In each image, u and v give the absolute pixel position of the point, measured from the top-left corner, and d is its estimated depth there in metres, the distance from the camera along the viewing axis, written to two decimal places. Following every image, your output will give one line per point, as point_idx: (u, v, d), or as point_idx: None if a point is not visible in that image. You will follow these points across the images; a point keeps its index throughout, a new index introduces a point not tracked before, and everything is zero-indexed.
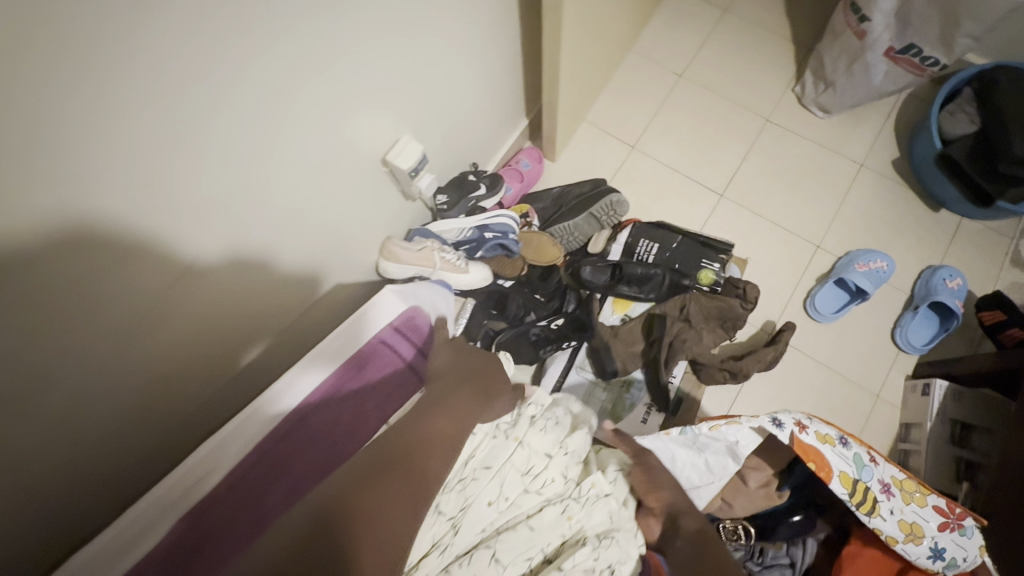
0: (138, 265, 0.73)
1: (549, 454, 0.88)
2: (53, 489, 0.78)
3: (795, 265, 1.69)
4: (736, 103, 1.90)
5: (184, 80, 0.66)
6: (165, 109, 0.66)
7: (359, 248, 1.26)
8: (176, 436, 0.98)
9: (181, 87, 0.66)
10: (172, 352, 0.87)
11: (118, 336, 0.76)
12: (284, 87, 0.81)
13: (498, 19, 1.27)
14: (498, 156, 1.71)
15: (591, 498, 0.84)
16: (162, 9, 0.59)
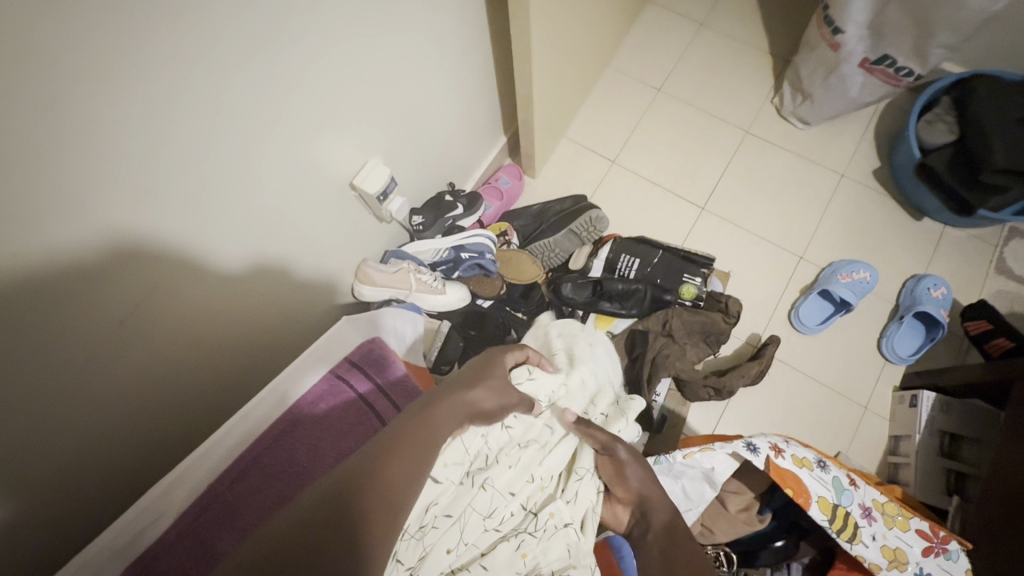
0: (70, 310, 0.68)
1: (510, 492, 0.84)
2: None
3: (778, 277, 1.68)
4: (715, 115, 1.90)
5: (123, 116, 0.63)
6: (103, 148, 0.63)
7: (331, 273, 1.24)
8: None
9: (122, 123, 0.64)
10: (129, 389, 0.84)
11: (57, 387, 0.71)
12: (240, 117, 0.79)
13: (468, 40, 1.26)
14: (476, 174, 1.70)
15: (548, 531, 0.81)
16: (98, 47, 0.57)
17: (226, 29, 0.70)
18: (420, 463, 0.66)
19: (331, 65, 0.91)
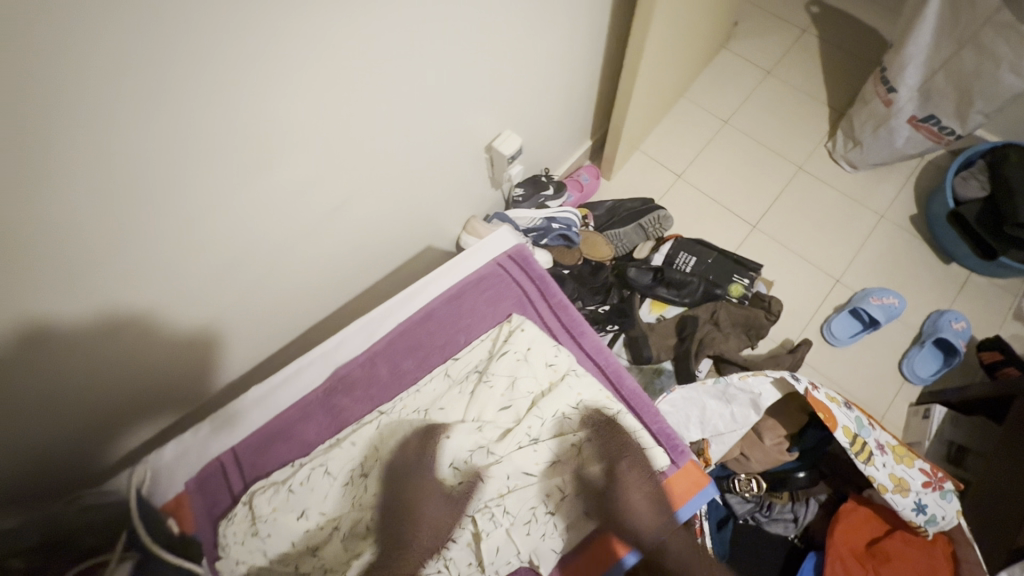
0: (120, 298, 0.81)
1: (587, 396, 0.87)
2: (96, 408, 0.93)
3: (815, 294, 1.90)
4: (772, 150, 2.16)
5: (386, 58, 0.91)
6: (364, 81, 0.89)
7: (448, 218, 1.51)
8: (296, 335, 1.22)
9: (383, 63, 0.91)
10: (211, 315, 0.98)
11: (106, 340, 0.84)
12: (441, 76, 1.08)
13: (587, 51, 1.56)
14: (563, 167, 1.99)
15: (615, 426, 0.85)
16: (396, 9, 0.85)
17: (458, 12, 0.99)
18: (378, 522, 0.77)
19: (502, 49, 1.20)
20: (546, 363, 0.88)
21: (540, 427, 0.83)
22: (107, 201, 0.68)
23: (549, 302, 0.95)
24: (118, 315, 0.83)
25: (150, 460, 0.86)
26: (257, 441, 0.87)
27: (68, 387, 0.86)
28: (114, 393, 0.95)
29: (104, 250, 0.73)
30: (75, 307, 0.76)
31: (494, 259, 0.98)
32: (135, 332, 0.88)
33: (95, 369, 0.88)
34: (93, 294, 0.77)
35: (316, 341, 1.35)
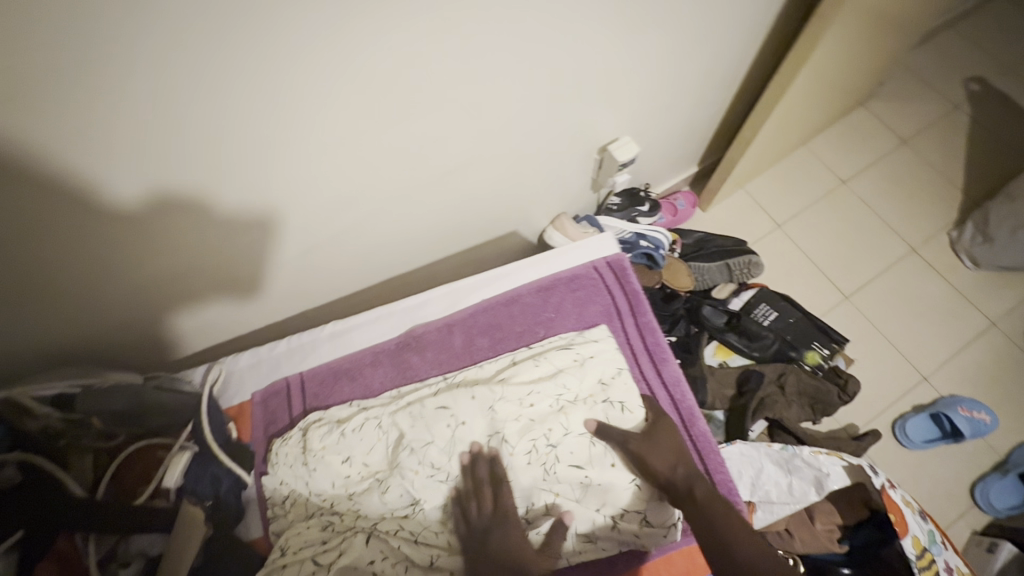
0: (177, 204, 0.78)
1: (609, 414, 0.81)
2: (148, 303, 0.93)
3: (895, 385, 1.75)
4: (887, 224, 2.01)
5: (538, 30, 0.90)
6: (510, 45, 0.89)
7: (540, 209, 1.50)
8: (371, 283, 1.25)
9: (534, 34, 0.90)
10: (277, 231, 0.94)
11: (166, 241, 0.83)
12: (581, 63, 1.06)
13: (726, 75, 1.51)
14: (662, 187, 1.93)
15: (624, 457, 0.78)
16: None
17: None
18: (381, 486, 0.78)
19: (646, 52, 1.17)
20: (596, 383, 0.83)
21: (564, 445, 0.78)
22: (271, 100, 0.72)
23: (637, 319, 0.92)
24: (176, 221, 0.81)
25: (226, 361, 0.90)
26: (326, 373, 0.89)
27: (123, 276, 0.85)
28: (166, 292, 0.93)
29: (160, 150, 0.69)
30: (183, 194, 0.77)
31: (592, 262, 0.96)
32: (195, 236, 0.85)
33: (175, 263, 0.89)
34: (149, 196, 0.75)
35: (384, 297, 1.38)
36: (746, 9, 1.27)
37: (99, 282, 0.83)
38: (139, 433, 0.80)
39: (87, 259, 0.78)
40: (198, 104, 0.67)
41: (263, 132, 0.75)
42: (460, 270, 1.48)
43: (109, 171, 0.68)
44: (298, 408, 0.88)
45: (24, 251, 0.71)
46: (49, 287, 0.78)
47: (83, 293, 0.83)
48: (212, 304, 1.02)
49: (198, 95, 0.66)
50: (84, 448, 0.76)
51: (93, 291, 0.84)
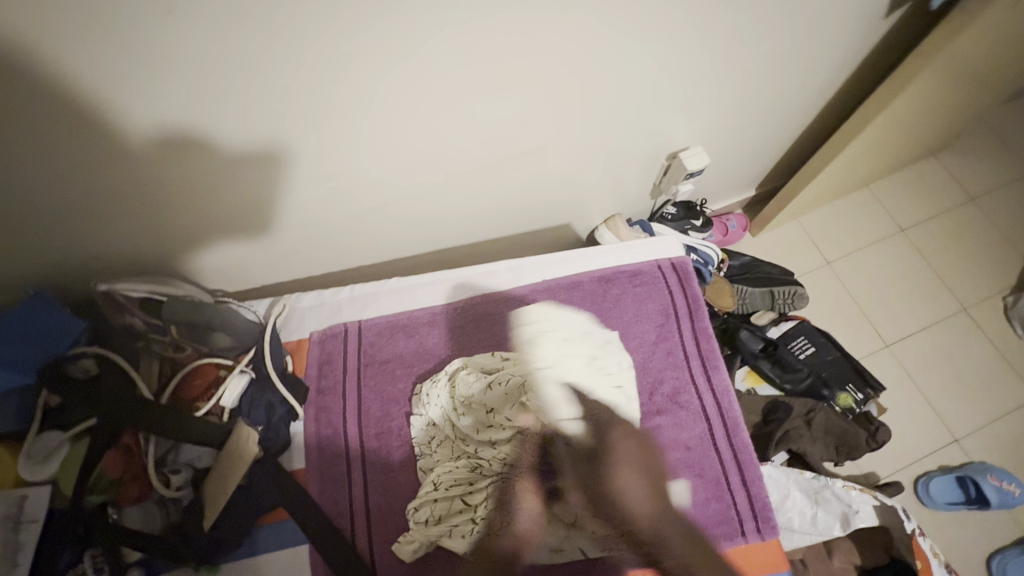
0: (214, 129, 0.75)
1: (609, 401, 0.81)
2: (174, 226, 0.90)
3: (924, 442, 1.71)
4: (941, 279, 1.96)
5: (640, 23, 0.91)
6: (610, 30, 0.89)
7: (596, 205, 1.50)
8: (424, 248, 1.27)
9: (635, 26, 0.91)
10: (324, 170, 0.91)
11: (195, 162, 0.79)
12: (671, 64, 1.06)
13: (806, 104, 1.49)
14: (716, 205, 1.92)
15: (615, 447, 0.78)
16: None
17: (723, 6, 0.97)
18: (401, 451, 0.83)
19: (736, 64, 1.17)
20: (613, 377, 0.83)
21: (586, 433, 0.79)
22: (390, 52, 0.74)
23: (695, 323, 0.93)
24: (208, 143, 0.77)
25: (291, 298, 0.94)
26: (385, 325, 0.92)
27: (148, 193, 0.82)
28: (195, 219, 0.90)
29: (213, 72, 0.67)
30: (229, 124, 0.75)
31: (656, 261, 0.98)
32: (227, 161, 0.81)
33: (205, 191, 0.85)
34: (191, 117, 0.72)
35: (432, 267, 1.40)
36: (843, 37, 1.26)
37: (123, 193, 0.80)
38: (204, 350, 0.83)
39: (113, 168, 0.76)
40: (326, 45, 0.70)
41: (374, 81, 0.78)
42: (508, 252, 1.50)
43: (234, 98, 0.72)
44: (354, 353, 0.90)
45: (141, 160, 0.76)
46: (153, 200, 0.83)
47: (107, 204, 0.81)
48: (243, 236, 0.98)
49: (257, 17, 0.63)
50: (158, 357, 0.82)
51: (116, 203, 0.81)
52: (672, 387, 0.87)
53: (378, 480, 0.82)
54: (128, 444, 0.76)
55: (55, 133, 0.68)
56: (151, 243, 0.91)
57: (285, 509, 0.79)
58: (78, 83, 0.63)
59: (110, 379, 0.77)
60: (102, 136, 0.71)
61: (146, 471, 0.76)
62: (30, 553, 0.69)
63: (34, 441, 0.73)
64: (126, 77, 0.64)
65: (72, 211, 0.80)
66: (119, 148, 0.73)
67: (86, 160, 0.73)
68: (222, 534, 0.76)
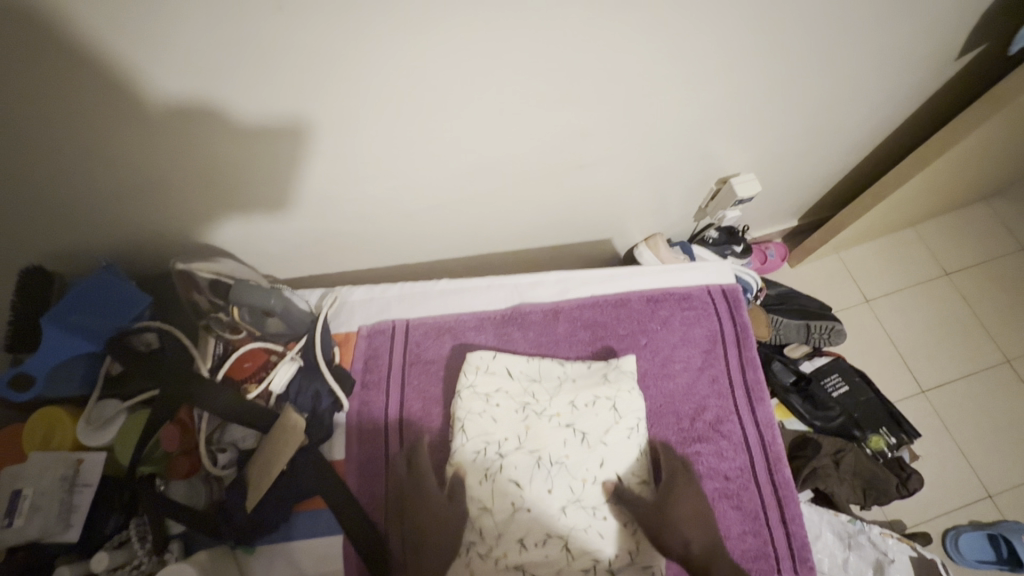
0: (275, 115, 0.76)
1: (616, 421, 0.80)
2: (222, 208, 0.91)
3: (956, 494, 1.66)
4: (984, 327, 1.91)
5: (704, 44, 0.91)
6: (675, 49, 0.90)
7: (638, 223, 1.50)
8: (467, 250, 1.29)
9: (699, 47, 0.92)
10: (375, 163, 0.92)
11: (250, 148, 0.80)
12: (731, 87, 1.07)
13: (860, 138, 1.47)
14: (756, 233, 1.90)
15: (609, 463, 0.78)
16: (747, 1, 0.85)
17: (788, 33, 0.97)
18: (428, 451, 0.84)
19: (794, 92, 1.16)
20: (615, 408, 0.81)
21: (583, 461, 0.78)
22: (468, 53, 0.75)
23: (742, 352, 0.91)
24: (264, 129, 0.78)
25: (342, 291, 0.96)
26: (431, 326, 0.93)
27: (201, 173, 0.82)
28: (241, 202, 0.91)
29: (286, 61, 0.68)
30: (294, 110, 0.76)
31: (707, 286, 0.97)
32: (280, 148, 0.82)
33: (255, 176, 0.86)
34: (257, 102, 0.73)
35: (471, 269, 1.41)
36: (910, 73, 1.24)
37: (177, 172, 0.81)
38: (257, 334, 0.85)
39: (170, 147, 0.76)
40: (413, 46, 0.72)
41: (451, 84, 0.80)
42: (546, 262, 1.50)
43: (319, 92, 0.74)
44: (399, 350, 0.91)
45: (225, 149, 0.79)
46: (227, 185, 0.86)
47: (159, 181, 0.82)
48: (287, 223, 0.99)
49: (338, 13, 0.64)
50: (215, 333, 0.84)
51: (168, 180, 0.82)
52: (715, 415, 0.86)
53: None
54: (181, 419, 0.78)
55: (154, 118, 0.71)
56: (195, 222, 0.92)
57: (322, 498, 0.81)
58: (180, 71, 0.66)
59: (171, 352, 0.79)
60: (192, 125, 0.74)
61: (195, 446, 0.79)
62: (81, 518, 0.71)
63: (95, 407, 0.77)
64: (204, 61, 0.65)
65: (151, 191, 0.83)
66: (205, 137, 0.76)
67: (172, 145, 0.76)
68: (263, 515, 0.77)
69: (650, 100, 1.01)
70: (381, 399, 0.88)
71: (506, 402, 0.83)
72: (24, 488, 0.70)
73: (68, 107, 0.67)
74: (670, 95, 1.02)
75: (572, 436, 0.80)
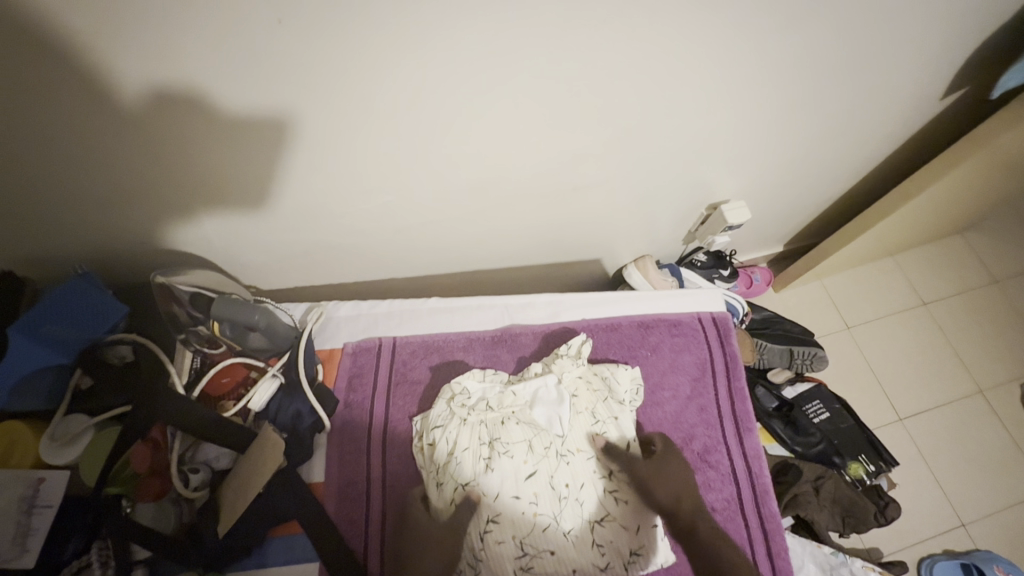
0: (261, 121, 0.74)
1: (512, 442, 0.78)
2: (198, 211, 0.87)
3: (931, 522, 1.68)
4: (958, 357, 1.95)
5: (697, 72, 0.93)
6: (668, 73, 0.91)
7: (629, 244, 1.51)
8: (456, 264, 1.28)
9: (692, 75, 0.93)
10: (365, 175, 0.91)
11: (223, 145, 0.76)
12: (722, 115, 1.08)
13: (846, 170, 1.51)
14: (741, 257, 1.92)
15: (522, 486, 0.76)
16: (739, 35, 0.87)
17: (777, 68, 1.00)
18: (405, 474, 0.82)
19: (783, 124, 1.19)
20: (506, 425, 0.80)
21: (500, 481, 0.75)
22: (466, 72, 0.76)
23: (731, 381, 0.91)
24: (243, 128, 0.74)
25: (327, 306, 0.94)
26: (420, 345, 0.91)
27: (171, 167, 0.78)
28: (214, 204, 0.86)
29: (283, 71, 0.67)
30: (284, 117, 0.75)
31: (697, 313, 0.97)
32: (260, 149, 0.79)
33: (233, 177, 0.82)
34: (249, 108, 0.72)
35: (461, 285, 1.40)
36: (896, 110, 1.28)
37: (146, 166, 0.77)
38: (238, 349, 0.82)
39: (140, 139, 0.72)
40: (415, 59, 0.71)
41: (449, 96, 0.79)
42: (537, 279, 1.49)
43: (316, 104, 0.74)
44: (386, 369, 0.89)
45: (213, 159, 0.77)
46: (217, 193, 0.84)
47: (123, 172, 0.77)
48: (268, 229, 0.96)
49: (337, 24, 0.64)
50: (193, 347, 0.81)
51: (133, 173, 0.78)
52: (703, 445, 0.85)
53: (395, 504, 0.80)
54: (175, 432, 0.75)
55: (142, 123, 0.70)
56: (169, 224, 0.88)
57: (299, 523, 0.78)
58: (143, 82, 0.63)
59: None
60: (172, 121, 0.71)
61: (182, 467, 0.76)
62: (37, 545, 0.66)
63: (60, 423, 0.73)
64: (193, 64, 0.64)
65: (135, 195, 0.81)
66: (197, 145, 0.75)
67: (162, 151, 0.75)
68: (236, 539, 0.74)
69: (644, 126, 1.02)
70: (365, 420, 0.86)
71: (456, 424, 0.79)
72: None
73: (55, 108, 0.65)
74: (667, 120, 1.03)
75: (482, 451, 0.77)
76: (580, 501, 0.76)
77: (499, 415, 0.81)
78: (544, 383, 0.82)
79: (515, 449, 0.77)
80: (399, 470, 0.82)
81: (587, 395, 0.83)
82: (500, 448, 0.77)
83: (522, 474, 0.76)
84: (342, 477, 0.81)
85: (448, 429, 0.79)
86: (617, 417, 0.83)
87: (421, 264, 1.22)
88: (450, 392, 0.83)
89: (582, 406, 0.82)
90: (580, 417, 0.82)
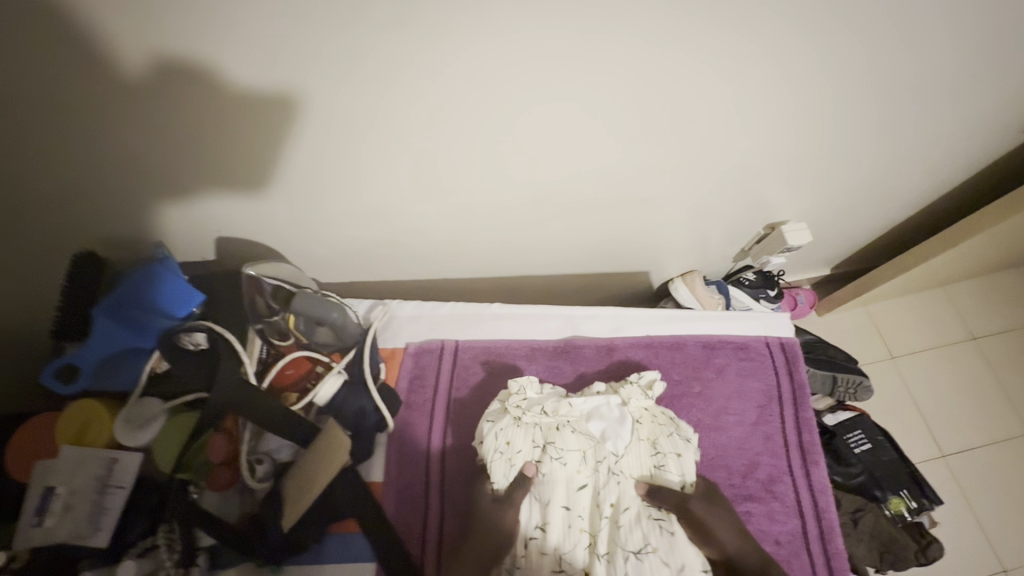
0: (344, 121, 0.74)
1: (568, 449, 0.77)
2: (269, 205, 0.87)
3: (971, 565, 1.62)
4: (1008, 396, 1.89)
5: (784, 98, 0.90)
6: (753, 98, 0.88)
7: (679, 259, 1.48)
8: (509, 269, 1.27)
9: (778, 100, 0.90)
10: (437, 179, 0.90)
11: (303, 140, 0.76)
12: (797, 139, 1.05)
13: (910, 197, 1.46)
14: (787, 277, 1.88)
15: (570, 492, 0.75)
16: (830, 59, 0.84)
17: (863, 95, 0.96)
18: (464, 482, 0.81)
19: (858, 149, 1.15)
20: (563, 431, 0.79)
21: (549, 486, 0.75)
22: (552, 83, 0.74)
23: (797, 411, 0.89)
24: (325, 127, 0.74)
25: (392, 304, 0.93)
26: (482, 350, 0.90)
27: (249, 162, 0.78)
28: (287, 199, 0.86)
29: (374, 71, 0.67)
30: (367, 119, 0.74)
31: (765, 337, 0.95)
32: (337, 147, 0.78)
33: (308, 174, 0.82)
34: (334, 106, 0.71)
35: (509, 290, 1.39)
36: (968, 141, 1.25)
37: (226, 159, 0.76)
38: (305, 342, 0.83)
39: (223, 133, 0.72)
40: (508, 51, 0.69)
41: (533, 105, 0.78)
42: (584, 288, 1.48)
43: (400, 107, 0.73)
44: (448, 373, 0.88)
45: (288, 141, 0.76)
46: (290, 188, 0.85)
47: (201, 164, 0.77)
48: (334, 226, 0.96)
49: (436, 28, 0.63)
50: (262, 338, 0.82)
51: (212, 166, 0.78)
52: (768, 474, 0.83)
53: (453, 511, 0.79)
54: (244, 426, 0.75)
55: (229, 116, 0.70)
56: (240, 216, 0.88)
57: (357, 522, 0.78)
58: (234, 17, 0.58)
59: (223, 358, 0.75)
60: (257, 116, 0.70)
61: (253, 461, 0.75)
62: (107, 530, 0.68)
63: (134, 405, 0.74)
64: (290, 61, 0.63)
65: (209, 189, 0.82)
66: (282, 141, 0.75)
67: (246, 147, 0.75)
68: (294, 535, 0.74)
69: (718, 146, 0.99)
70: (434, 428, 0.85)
71: (510, 425, 0.78)
72: (57, 487, 0.68)
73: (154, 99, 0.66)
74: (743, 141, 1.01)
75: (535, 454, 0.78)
76: (627, 526, 0.73)
77: (555, 421, 0.80)
78: (607, 400, 0.81)
79: (569, 455, 0.77)
80: (458, 477, 0.81)
81: (649, 424, 0.81)
82: (552, 454, 0.77)
83: (573, 484, 0.76)
84: (402, 480, 0.81)
85: (504, 428, 0.78)
86: (682, 454, 0.79)
87: (475, 267, 1.22)
88: (507, 392, 0.82)
89: (644, 432, 0.80)
90: (642, 442, 0.80)
